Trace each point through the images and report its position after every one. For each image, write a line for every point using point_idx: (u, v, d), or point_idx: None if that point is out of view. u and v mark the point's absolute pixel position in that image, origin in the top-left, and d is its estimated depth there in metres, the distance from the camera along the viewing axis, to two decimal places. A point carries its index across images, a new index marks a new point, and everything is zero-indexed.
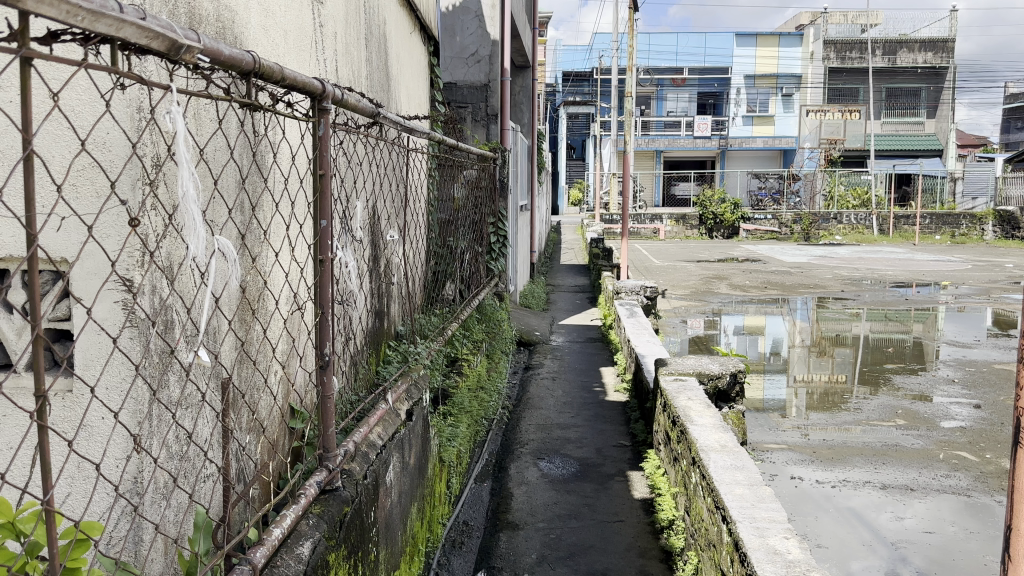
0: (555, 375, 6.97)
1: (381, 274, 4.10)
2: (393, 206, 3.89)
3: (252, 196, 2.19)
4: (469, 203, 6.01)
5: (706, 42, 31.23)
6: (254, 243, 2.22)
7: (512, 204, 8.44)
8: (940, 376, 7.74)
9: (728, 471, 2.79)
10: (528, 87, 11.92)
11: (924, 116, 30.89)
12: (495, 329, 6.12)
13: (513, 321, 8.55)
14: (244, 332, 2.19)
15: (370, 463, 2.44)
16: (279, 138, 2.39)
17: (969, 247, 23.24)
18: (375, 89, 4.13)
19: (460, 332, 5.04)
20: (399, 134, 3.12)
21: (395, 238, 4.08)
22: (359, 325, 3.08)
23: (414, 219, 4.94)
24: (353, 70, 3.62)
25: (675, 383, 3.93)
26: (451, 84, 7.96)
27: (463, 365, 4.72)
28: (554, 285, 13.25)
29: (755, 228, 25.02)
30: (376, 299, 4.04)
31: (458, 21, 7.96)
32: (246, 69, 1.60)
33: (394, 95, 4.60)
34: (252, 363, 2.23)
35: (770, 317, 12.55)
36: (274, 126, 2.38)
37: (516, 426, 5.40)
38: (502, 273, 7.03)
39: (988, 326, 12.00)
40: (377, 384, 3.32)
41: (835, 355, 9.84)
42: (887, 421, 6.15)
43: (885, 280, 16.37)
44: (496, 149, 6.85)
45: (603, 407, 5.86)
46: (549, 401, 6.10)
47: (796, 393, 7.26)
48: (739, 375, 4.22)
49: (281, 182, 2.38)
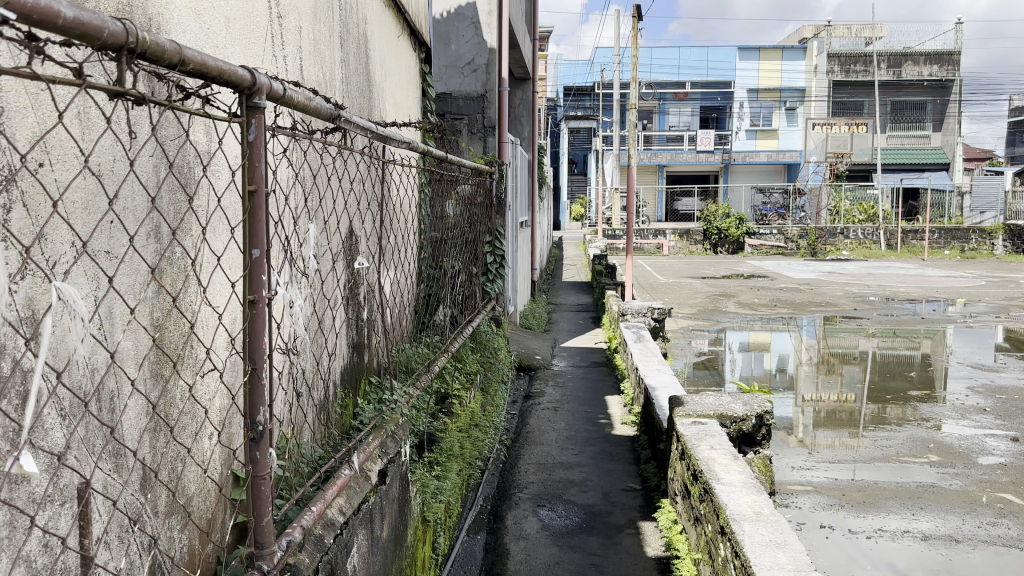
0: (557, 405, 6.46)
1: (357, 303, 3.65)
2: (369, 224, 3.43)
3: (169, 216, 1.71)
4: (463, 221, 5.57)
5: (709, 56, 30.86)
6: (176, 276, 1.76)
7: (512, 220, 8.23)
8: (967, 403, 7.23)
9: (766, 549, 2.30)
10: (528, 100, 11.51)
11: (930, 129, 30.51)
12: (490, 359, 5.58)
13: (511, 344, 8.08)
14: (159, 392, 1.72)
15: (325, 551, 1.97)
16: (210, 144, 1.91)
17: (980, 261, 22.72)
18: (355, 96, 3.71)
19: (451, 365, 4.55)
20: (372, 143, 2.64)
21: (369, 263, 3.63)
22: (321, 368, 2.60)
23: (397, 238, 4.47)
24: (323, 72, 3.17)
25: (694, 427, 3.46)
26: (445, 95, 7.47)
27: (454, 403, 4.23)
28: (555, 303, 12.80)
29: (760, 244, 24.54)
30: (353, 330, 3.60)
31: (453, 28, 7.55)
32: (111, 43, 1.13)
33: (378, 105, 4.18)
34: (169, 428, 1.76)
35: (776, 334, 12.07)
36: (205, 129, 1.91)
37: (514, 466, 4.91)
38: (499, 296, 6.48)
39: (1001, 343, 11.49)
40: (349, 439, 2.83)
41: (845, 374, 9.33)
42: (918, 457, 5.63)
43: (896, 297, 15.87)
44: (492, 163, 6.38)
45: (610, 443, 5.35)
46: (549, 435, 5.60)
47: (808, 416, 6.81)
48: (765, 415, 3.74)
49: (213, 199, 1.92)
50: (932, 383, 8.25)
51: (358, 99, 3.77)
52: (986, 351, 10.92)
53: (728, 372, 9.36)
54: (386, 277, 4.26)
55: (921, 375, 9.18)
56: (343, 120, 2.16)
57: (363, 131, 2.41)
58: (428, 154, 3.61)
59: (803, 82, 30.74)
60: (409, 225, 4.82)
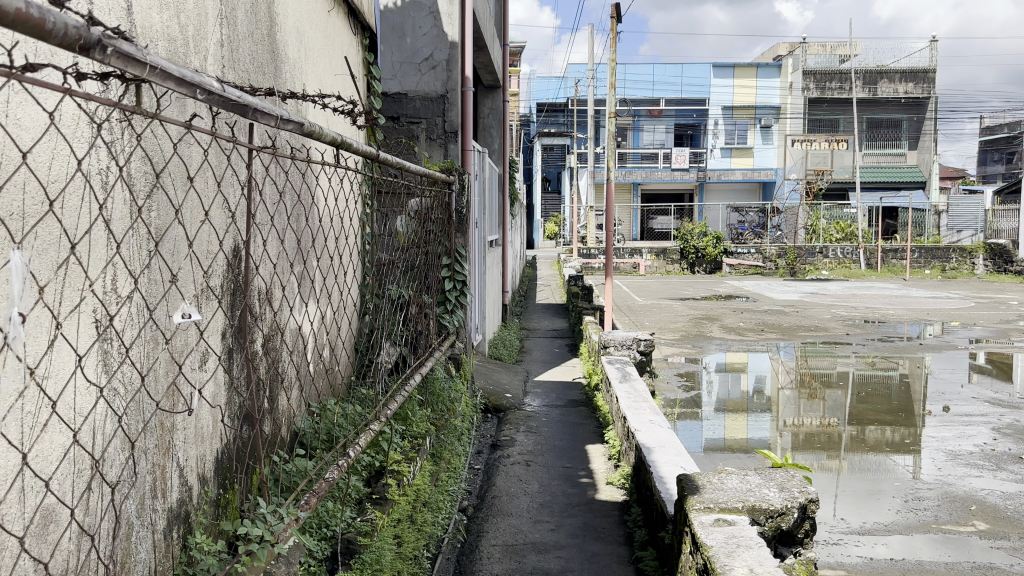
0: (527, 458, 5.42)
1: (245, 353, 2.67)
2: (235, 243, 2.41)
3: None
4: (415, 241, 4.55)
5: (683, 72, 30.42)
6: None
7: (478, 239, 7.15)
8: (995, 449, 6.31)
9: None
10: (498, 110, 10.54)
11: (906, 147, 30.12)
12: (444, 414, 4.48)
13: (478, 381, 7.09)
14: None
15: None
16: None
17: (961, 282, 22.22)
18: (246, 68, 2.70)
19: (391, 429, 3.49)
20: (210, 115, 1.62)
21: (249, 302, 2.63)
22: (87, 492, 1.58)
23: (312, 262, 3.44)
24: (180, 22, 2.17)
25: (718, 531, 2.49)
26: (399, 95, 6.43)
27: (393, 481, 3.18)
28: (528, 328, 11.82)
29: (738, 263, 23.75)
30: (234, 396, 2.58)
31: (409, 19, 6.54)
32: None
33: (288, 81, 3.15)
34: None
35: (754, 355, 11.25)
36: None
37: (474, 550, 3.87)
38: (459, 329, 5.40)
39: (984, 365, 10.82)
40: None
41: (827, 398, 8.50)
42: (963, 525, 4.67)
43: (883, 319, 15.09)
44: (452, 171, 5.34)
45: (594, 514, 4.32)
46: (520, 502, 4.55)
47: (813, 462, 5.92)
48: (809, 506, 2.78)
49: None
50: (907, 417, 7.54)
51: (254, 67, 2.78)
52: (971, 372, 10.24)
53: (705, 396, 8.41)
54: (300, 316, 3.28)
55: (897, 399, 8.48)
56: (110, 50, 1.16)
57: (186, 85, 1.43)
58: (346, 148, 2.60)
59: (778, 99, 30.17)
60: (339, 243, 3.85)
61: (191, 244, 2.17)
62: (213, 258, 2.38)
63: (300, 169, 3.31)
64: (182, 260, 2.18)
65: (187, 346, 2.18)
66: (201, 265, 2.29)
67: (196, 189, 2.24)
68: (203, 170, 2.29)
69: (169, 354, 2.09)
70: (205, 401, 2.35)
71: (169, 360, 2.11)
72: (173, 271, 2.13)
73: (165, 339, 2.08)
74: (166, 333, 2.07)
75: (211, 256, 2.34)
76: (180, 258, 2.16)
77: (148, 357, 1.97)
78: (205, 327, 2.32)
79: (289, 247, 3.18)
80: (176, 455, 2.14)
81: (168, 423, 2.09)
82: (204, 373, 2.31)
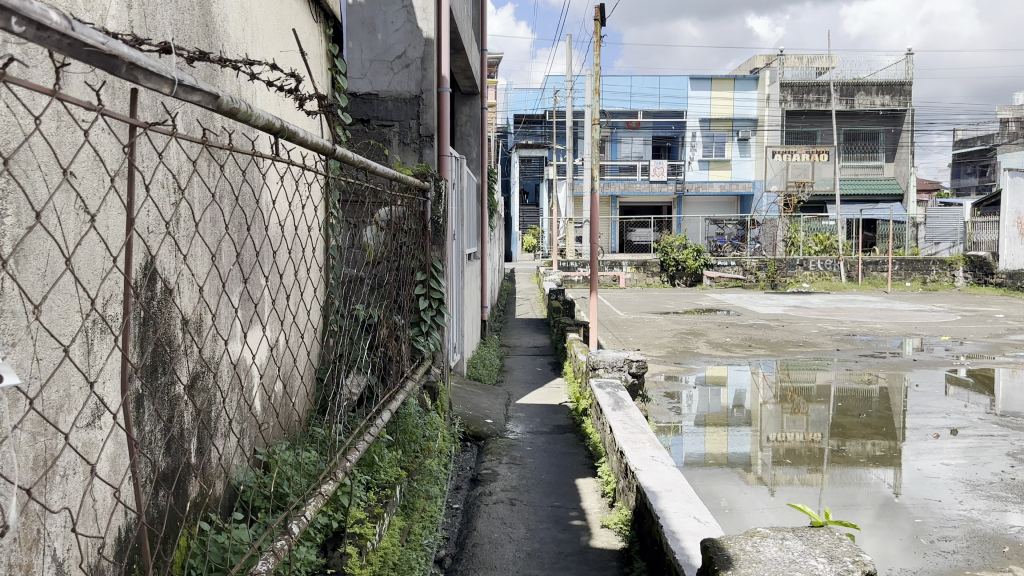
0: (512, 496, 4.86)
1: (160, 397, 2.12)
2: (128, 260, 1.86)
3: None
4: (388, 255, 3.98)
5: (661, 83, 30.13)
6: None
7: (455, 252, 6.61)
8: (1015, 479, 5.82)
9: None
10: (477, 117, 9.99)
11: (883, 160, 30.03)
12: (416, 451, 3.93)
13: (456, 406, 6.53)
14: None
15: None
16: None
17: (942, 294, 21.99)
18: (167, 39, 2.16)
19: (353, 480, 2.93)
20: (50, 72, 1.07)
21: (160, 335, 2.07)
22: None
23: (255, 279, 2.88)
24: None
25: None
26: (370, 96, 5.87)
27: (353, 546, 2.63)
28: (509, 345, 11.29)
29: (719, 276, 23.38)
30: (142, 455, 2.01)
31: (380, 12, 5.98)
32: None
33: (225, 59, 2.60)
34: None
35: (734, 369, 10.81)
36: None
37: None
38: (436, 352, 4.85)
39: (969, 378, 10.42)
40: None
41: (812, 412, 8.07)
42: (1000, 572, 4.17)
43: (870, 333, 14.67)
44: (428, 177, 4.80)
45: (590, 567, 3.77)
46: (504, 552, 3.98)
47: (818, 490, 5.44)
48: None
49: None
50: (893, 435, 7.15)
51: (177, 38, 2.24)
52: (966, 387, 9.81)
53: (687, 412, 7.94)
54: (243, 347, 2.73)
55: (880, 413, 8.09)
56: None
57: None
58: (290, 140, 2.04)
59: (756, 111, 29.99)
60: (294, 257, 3.31)
61: (58, 267, 1.62)
62: (108, 281, 1.83)
63: (243, 169, 2.77)
64: (57, 281, 1.63)
65: (54, 403, 1.62)
66: (90, 288, 1.75)
67: (81, 188, 1.70)
68: (96, 162, 1.75)
69: (28, 422, 1.54)
70: (91, 472, 1.78)
71: (33, 429, 1.56)
72: (43, 301, 1.58)
73: (22, 398, 1.52)
74: (16, 393, 1.49)
75: (105, 274, 1.80)
76: (52, 282, 1.61)
77: (1, 418, 1.42)
78: (86, 373, 1.76)
79: (228, 264, 2.63)
80: (45, 544, 1.60)
81: (20, 519, 1.50)
82: (94, 432, 1.78)
